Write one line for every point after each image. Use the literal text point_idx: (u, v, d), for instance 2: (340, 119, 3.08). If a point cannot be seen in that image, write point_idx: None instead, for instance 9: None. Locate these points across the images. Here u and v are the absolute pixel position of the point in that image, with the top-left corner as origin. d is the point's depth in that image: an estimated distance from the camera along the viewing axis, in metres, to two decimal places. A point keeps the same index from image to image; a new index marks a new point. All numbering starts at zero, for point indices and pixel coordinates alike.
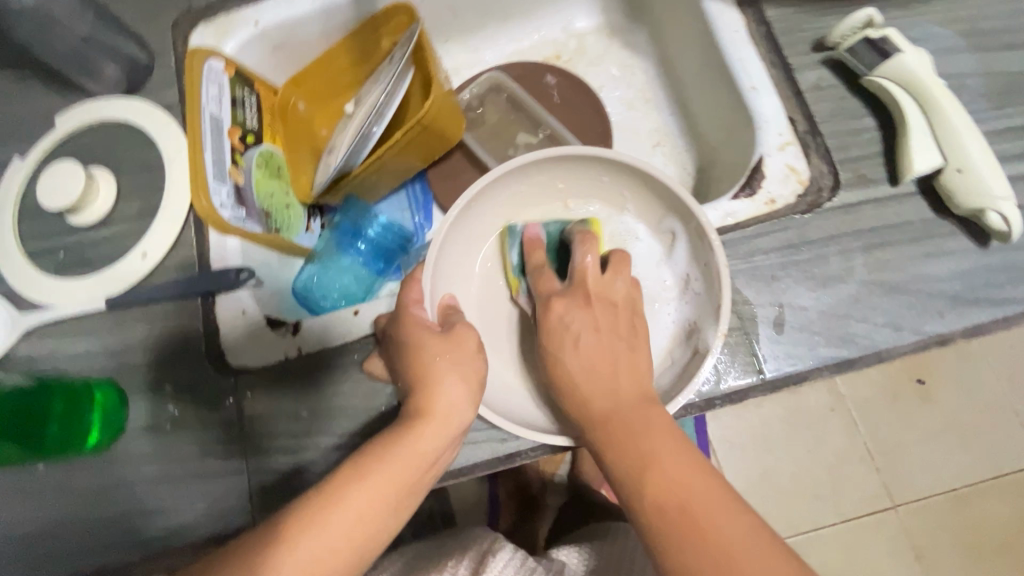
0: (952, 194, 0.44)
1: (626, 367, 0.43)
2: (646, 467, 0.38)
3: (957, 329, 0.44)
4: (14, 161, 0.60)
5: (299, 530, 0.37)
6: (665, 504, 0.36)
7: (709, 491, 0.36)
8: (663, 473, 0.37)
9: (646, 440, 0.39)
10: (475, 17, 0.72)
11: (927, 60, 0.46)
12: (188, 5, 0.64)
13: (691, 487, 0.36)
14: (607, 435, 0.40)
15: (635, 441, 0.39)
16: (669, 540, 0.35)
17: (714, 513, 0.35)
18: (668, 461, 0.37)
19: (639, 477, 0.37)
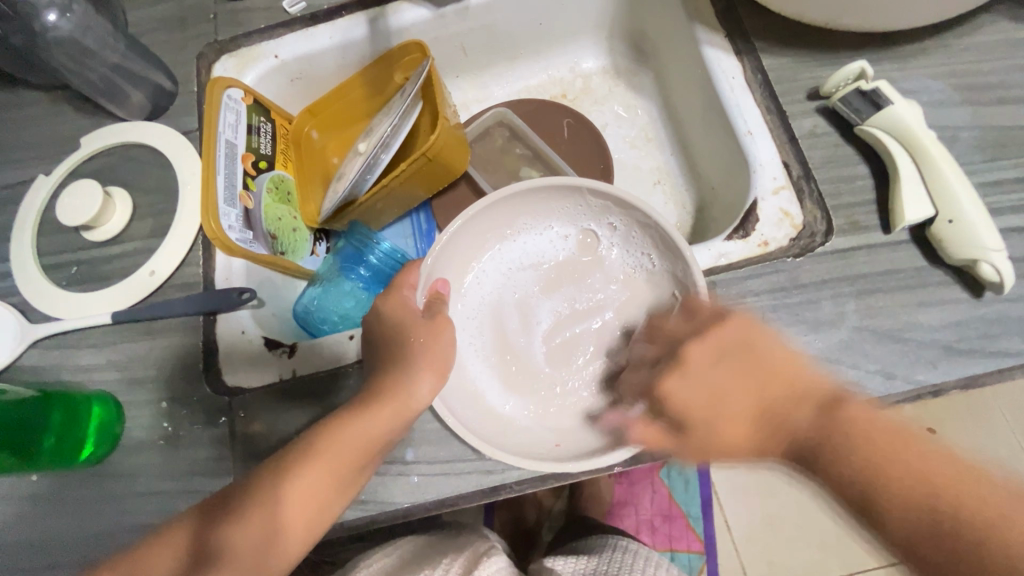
0: (945, 245, 0.45)
1: (790, 380, 0.44)
2: (939, 485, 0.38)
3: (951, 380, 0.44)
4: (39, 178, 0.64)
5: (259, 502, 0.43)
6: (926, 492, 0.38)
7: (923, 477, 0.39)
8: (940, 489, 0.38)
9: (897, 465, 0.39)
10: (484, 57, 0.75)
11: (919, 112, 0.47)
12: (213, 38, 0.67)
13: (962, 490, 0.38)
14: (843, 446, 0.41)
15: (870, 455, 0.40)
16: (919, 525, 0.38)
17: (1008, 523, 0.36)
18: (911, 457, 0.40)
19: (878, 480, 0.40)
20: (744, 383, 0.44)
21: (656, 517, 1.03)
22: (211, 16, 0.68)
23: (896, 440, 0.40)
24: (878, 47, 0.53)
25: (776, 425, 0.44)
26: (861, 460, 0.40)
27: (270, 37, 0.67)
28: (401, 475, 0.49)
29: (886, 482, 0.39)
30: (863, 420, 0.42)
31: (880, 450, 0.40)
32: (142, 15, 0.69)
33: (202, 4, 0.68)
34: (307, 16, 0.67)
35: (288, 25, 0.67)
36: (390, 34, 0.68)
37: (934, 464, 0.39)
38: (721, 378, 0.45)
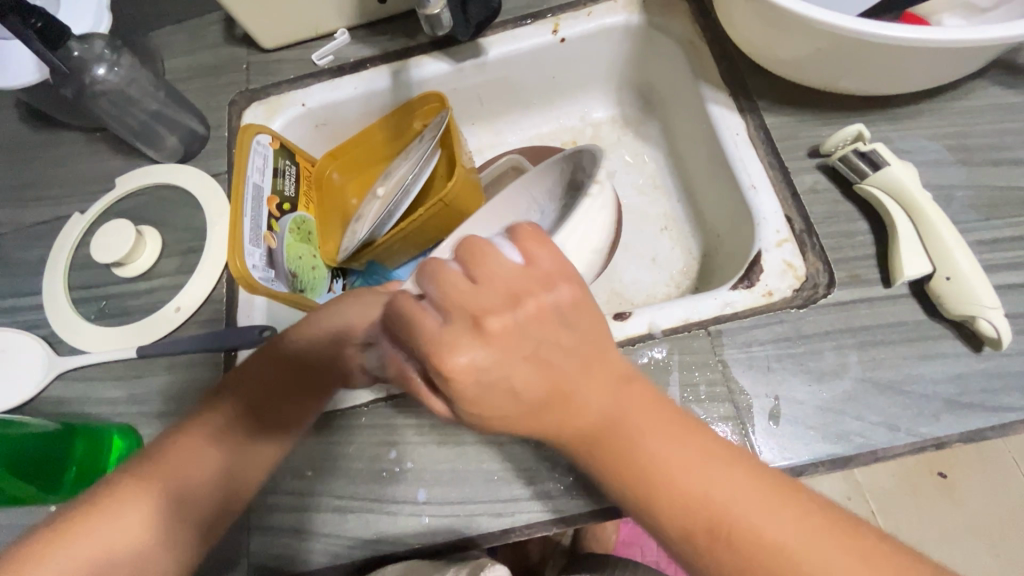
0: (943, 301, 0.46)
1: (576, 400, 0.36)
2: (707, 510, 0.34)
3: (954, 433, 0.45)
4: (74, 216, 0.67)
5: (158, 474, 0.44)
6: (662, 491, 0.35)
7: (749, 487, 0.34)
8: (666, 476, 0.35)
9: (642, 451, 0.36)
10: (499, 105, 0.79)
11: (915, 174, 0.50)
12: (245, 86, 0.71)
13: (737, 500, 0.34)
14: (605, 458, 0.37)
15: (630, 446, 0.36)
16: (669, 521, 0.35)
17: (717, 478, 0.35)
18: (652, 436, 0.36)
19: (636, 480, 0.36)
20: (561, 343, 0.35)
21: (662, 559, 1.01)
22: (244, 66, 0.72)
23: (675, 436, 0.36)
24: (875, 110, 0.56)
25: (568, 400, 0.36)
26: (613, 463, 0.36)
27: (298, 86, 0.71)
28: (412, 515, 0.50)
29: (614, 451, 0.36)
30: (659, 441, 0.36)
31: (657, 475, 0.35)
32: (180, 64, 0.73)
33: (236, 55, 0.73)
34: (334, 67, 0.71)
35: (315, 75, 0.71)
36: (411, 85, 0.71)
37: (670, 453, 0.36)
38: (504, 283, 0.35)
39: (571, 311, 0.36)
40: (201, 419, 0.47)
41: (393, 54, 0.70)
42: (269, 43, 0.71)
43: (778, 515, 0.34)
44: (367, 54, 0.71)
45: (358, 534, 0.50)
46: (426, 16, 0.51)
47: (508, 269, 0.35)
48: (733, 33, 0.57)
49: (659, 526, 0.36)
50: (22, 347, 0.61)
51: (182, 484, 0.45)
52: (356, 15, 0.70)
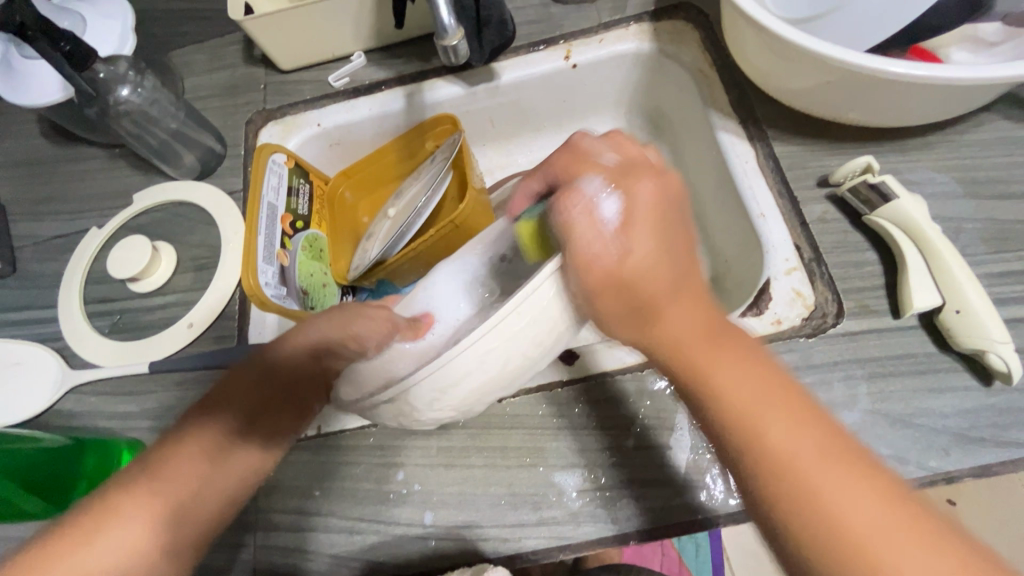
0: (953, 333, 0.46)
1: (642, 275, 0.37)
2: (808, 505, 0.32)
3: (963, 467, 0.45)
4: (92, 230, 0.68)
5: (154, 489, 0.40)
6: (771, 462, 0.34)
7: (822, 451, 0.33)
8: (771, 451, 0.34)
9: (767, 430, 0.34)
10: (511, 127, 0.80)
11: (924, 206, 0.50)
12: (262, 106, 0.73)
13: (823, 476, 0.33)
14: (677, 355, 0.38)
15: (751, 420, 0.35)
16: (791, 520, 0.32)
17: (797, 445, 0.34)
18: (765, 408, 0.35)
19: (757, 448, 0.34)
20: (698, 317, 0.38)
21: None
22: (261, 86, 0.74)
23: (778, 403, 0.35)
24: (884, 141, 0.56)
25: (631, 291, 0.37)
26: (696, 401, 0.37)
27: (314, 107, 0.72)
28: (418, 537, 0.50)
29: (755, 426, 0.35)
30: (726, 375, 0.36)
31: (737, 417, 0.35)
32: (199, 84, 0.75)
33: (254, 75, 0.74)
34: (349, 89, 0.72)
35: (331, 96, 0.72)
36: (425, 107, 0.73)
37: (747, 394, 0.35)
38: (651, 206, 0.39)
39: (662, 190, 0.39)
40: (195, 435, 0.43)
41: (407, 77, 0.72)
42: (287, 64, 0.72)
43: (878, 512, 0.31)
44: (382, 76, 0.72)
45: (363, 555, 0.50)
46: (443, 46, 0.52)
47: (649, 198, 0.39)
48: (744, 63, 0.58)
49: (768, 515, 0.34)
50: (36, 359, 0.62)
51: (178, 501, 0.41)
52: (373, 39, 0.71)
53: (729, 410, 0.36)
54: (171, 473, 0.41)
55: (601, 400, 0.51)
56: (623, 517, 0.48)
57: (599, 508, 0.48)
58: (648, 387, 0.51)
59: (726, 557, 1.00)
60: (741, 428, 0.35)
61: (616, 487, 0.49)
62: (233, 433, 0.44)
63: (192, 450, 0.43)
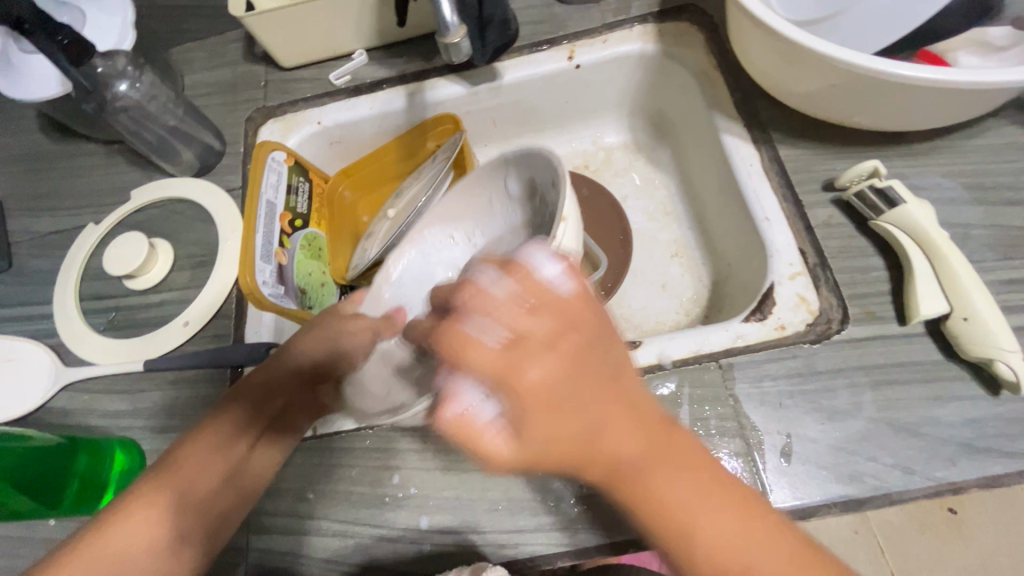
0: (960, 341, 0.46)
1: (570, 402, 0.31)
2: None
3: (970, 478, 0.44)
4: (88, 227, 0.67)
5: (175, 481, 0.43)
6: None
7: (745, 534, 0.32)
8: (683, 525, 0.32)
9: (669, 492, 0.32)
10: (512, 128, 0.79)
11: (931, 211, 0.49)
12: (263, 103, 0.72)
13: (750, 553, 0.32)
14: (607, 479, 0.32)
15: (647, 487, 0.32)
16: None
17: (715, 529, 0.32)
18: (680, 475, 0.32)
19: (667, 540, 0.32)
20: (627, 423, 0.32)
21: None
22: (262, 83, 0.73)
23: (704, 484, 0.33)
24: (890, 145, 0.56)
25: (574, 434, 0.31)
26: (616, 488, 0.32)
27: (315, 105, 0.72)
28: (413, 542, 0.49)
29: (637, 492, 0.32)
30: (665, 483, 0.32)
31: (678, 529, 0.32)
32: (199, 80, 0.74)
33: (255, 72, 0.74)
34: (350, 87, 0.72)
35: (332, 94, 0.72)
36: (426, 107, 0.72)
37: (690, 492, 0.32)
38: (529, 314, 0.32)
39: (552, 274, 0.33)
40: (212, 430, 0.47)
41: (409, 76, 0.71)
42: (288, 61, 0.72)
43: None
44: (383, 75, 0.72)
45: (356, 560, 0.49)
46: (444, 45, 0.52)
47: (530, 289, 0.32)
48: (749, 65, 0.58)
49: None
50: (30, 356, 0.61)
51: (189, 490, 0.43)
52: (375, 37, 0.71)
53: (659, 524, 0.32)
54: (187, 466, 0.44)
55: None
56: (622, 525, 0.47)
57: (597, 515, 0.47)
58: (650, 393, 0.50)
59: None
60: (677, 541, 0.32)
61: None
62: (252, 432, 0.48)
63: (213, 441, 0.46)
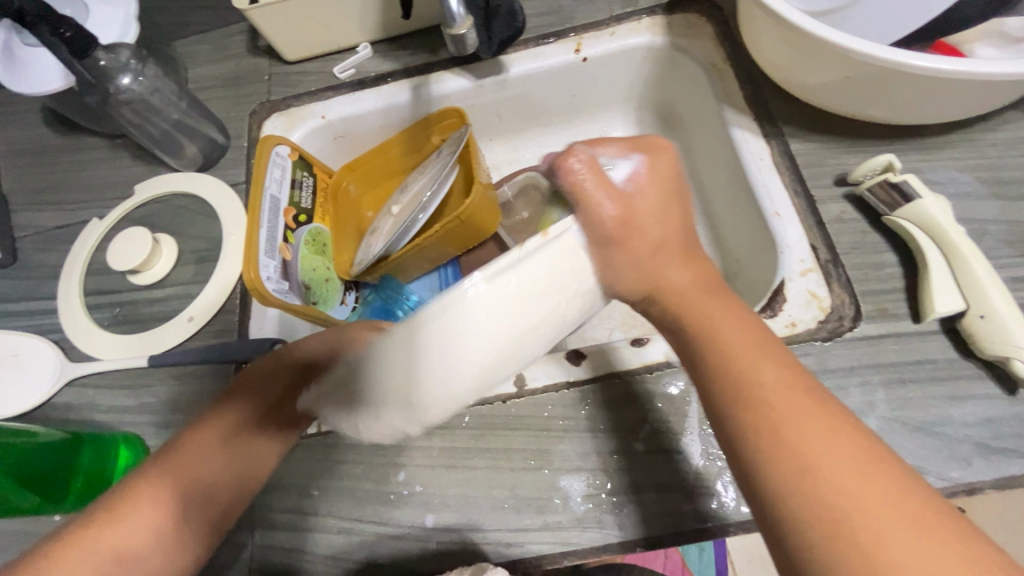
0: (976, 339, 0.45)
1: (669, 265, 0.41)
2: (816, 479, 0.31)
3: (986, 479, 0.43)
4: (92, 221, 0.67)
5: (177, 470, 0.43)
6: (780, 444, 0.33)
7: (852, 456, 0.32)
8: (777, 418, 0.34)
9: (755, 364, 0.37)
10: (518, 122, 0.78)
11: (948, 207, 0.48)
12: (266, 97, 0.71)
13: (840, 456, 0.32)
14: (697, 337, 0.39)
15: (749, 374, 0.36)
16: (791, 491, 0.32)
17: (822, 440, 0.32)
18: (764, 366, 0.37)
19: (758, 421, 0.34)
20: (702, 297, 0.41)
21: None
22: (265, 77, 0.72)
23: (792, 388, 0.35)
24: (905, 139, 0.55)
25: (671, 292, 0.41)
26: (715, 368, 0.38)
27: (318, 99, 0.71)
28: (418, 540, 0.48)
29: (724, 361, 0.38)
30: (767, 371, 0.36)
31: (767, 403, 0.35)
32: (203, 74, 0.74)
33: (259, 65, 0.73)
34: (354, 81, 0.71)
35: (336, 88, 0.71)
36: (431, 100, 0.71)
37: (770, 375, 0.36)
38: (650, 202, 0.40)
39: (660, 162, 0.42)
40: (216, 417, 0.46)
41: (414, 69, 0.70)
42: (291, 55, 0.71)
43: (897, 522, 0.29)
44: (387, 68, 0.71)
45: (361, 557, 0.49)
46: (451, 37, 0.51)
47: (653, 189, 0.40)
48: (760, 57, 0.57)
49: (754, 468, 0.34)
50: (35, 352, 0.61)
51: (194, 477, 0.43)
52: (380, 30, 0.70)
53: (744, 390, 0.36)
54: (192, 454, 0.44)
55: (609, 403, 0.50)
56: (630, 524, 0.47)
57: (605, 512, 0.47)
58: (659, 390, 0.50)
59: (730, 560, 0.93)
60: (754, 412, 0.35)
61: (622, 492, 0.47)
62: (254, 424, 0.46)
63: (210, 435, 0.45)
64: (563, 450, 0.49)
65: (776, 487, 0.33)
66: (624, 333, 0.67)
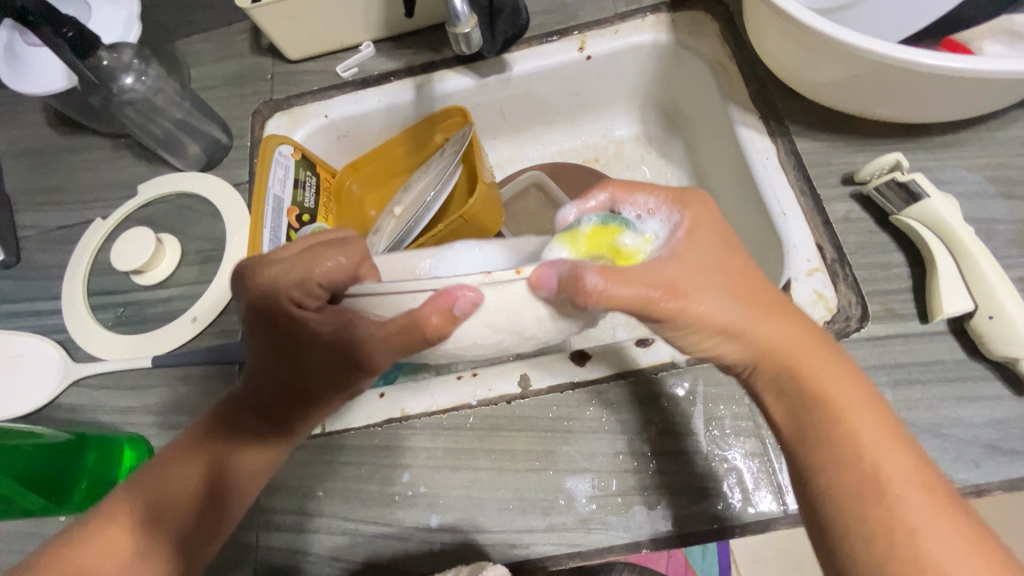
0: (985, 340, 0.44)
1: (744, 283, 0.41)
2: (887, 503, 0.35)
3: (994, 481, 0.43)
4: (95, 222, 0.67)
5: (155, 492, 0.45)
6: (861, 470, 0.36)
7: (918, 478, 0.35)
8: (864, 459, 0.36)
9: (826, 379, 0.39)
10: (522, 121, 0.78)
11: (956, 206, 0.48)
12: (269, 96, 0.71)
13: (916, 498, 0.35)
14: (785, 362, 0.40)
15: (838, 414, 0.38)
16: (862, 514, 0.35)
17: (894, 462, 0.36)
18: (839, 385, 0.39)
19: (836, 442, 0.37)
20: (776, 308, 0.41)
21: None
22: (269, 76, 0.72)
23: (871, 410, 0.38)
24: (912, 138, 0.54)
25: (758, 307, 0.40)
26: (796, 405, 0.39)
27: (321, 98, 0.71)
28: (423, 541, 0.48)
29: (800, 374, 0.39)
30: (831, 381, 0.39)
31: (851, 430, 0.37)
32: (205, 73, 0.73)
33: (261, 65, 0.73)
34: (358, 80, 0.71)
35: (339, 87, 0.71)
36: (434, 99, 0.71)
37: (849, 395, 0.38)
38: (699, 256, 0.40)
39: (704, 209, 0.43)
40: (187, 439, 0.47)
41: (417, 68, 0.70)
42: (294, 53, 0.71)
43: (954, 538, 0.33)
44: (391, 67, 0.71)
45: (366, 558, 0.49)
46: (455, 35, 0.50)
47: (693, 247, 0.41)
48: (766, 54, 0.56)
49: (825, 501, 0.37)
50: (39, 351, 0.61)
51: (169, 499, 0.45)
52: (383, 29, 0.70)
53: (825, 413, 0.38)
54: (167, 479, 0.45)
55: (614, 403, 0.50)
56: (635, 525, 0.46)
57: (611, 514, 0.47)
58: (665, 392, 0.49)
59: (732, 559, 0.93)
60: (838, 437, 0.37)
61: (629, 494, 0.47)
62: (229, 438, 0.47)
63: (179, 456, 0.46)
64: (568, 451, 0.49)
65: (858, 512, 0.35)
66: (627, 331, 0.67)
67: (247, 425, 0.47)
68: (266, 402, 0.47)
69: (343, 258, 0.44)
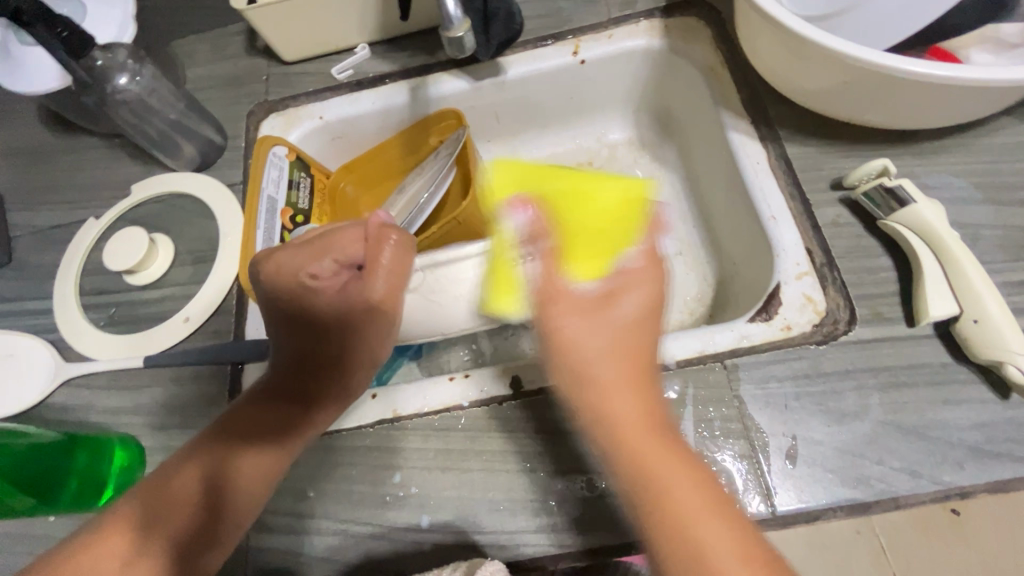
0: (971, 344, 0.45)
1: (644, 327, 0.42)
2: (677, 518, 0.34)
3: (978, 482, 0.44)
4: (88, 221, 0.67)
5: (156, 497, 0.45)
6: (642, 475, 0.36)
7: (704, 497, 0.35)
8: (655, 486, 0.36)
9: (609, 389, 0.40)
10: (517, 124, 0.79)
11: (943, 212, 0.48)
12: (264, 97, 0.71)
13: (692, 498, 0.35)
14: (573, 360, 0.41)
15: (612, 420, 0.38)
16: (653, 524, 0.35)
17: (678, 483, 0.35)
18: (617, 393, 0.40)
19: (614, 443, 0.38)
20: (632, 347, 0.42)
21: None
22: (264, 77, 0.72)
23: (642, 430, 0.38)
24: (900, 144, 0.55)
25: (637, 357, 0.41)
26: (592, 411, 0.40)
27: (316, 99, 0.71)
28: (413, 540, 0.49)
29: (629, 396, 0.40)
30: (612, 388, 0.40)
31: (613, 429, 0.38)
32: (201, 74, 0.73)
33: (257, 66, 0.73)
34: (353, 82, 0.71)
35: (334, 89, 0.71)
36: (429, 102, 0.71)
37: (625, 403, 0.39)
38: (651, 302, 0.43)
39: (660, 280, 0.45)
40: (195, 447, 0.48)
41: (412, 71, 0.70)
42: (289, 55, 0.71)
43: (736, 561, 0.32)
44: (386, 69, 0.71)
45: (355, 559, 0.49)
46: (448, 39, 0.51)
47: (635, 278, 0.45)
48: (758, 61, 0.57)
49: (630, 493, 0.37)
50: (29, 352, 0.61)
51: (168, 504, 0.45)
52: (378, 31, 0.70)
53: (612, 421, 0.38)
54: (172, 483, 0.46)
55: None
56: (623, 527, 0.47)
57: (599, 515, 0.47)
58: None
59: None
60: (621, 443, 0.37)
61: (617, 495, 0.48)
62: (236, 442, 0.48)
63: (187, 464, 0.47)
64: (559, 451, 0.49)
65: (648, 507, 0.35)
66: None
67: (257, 421, 0.49)
68: (284, 391, 0.50)
69: (356, 237, 0.49)
